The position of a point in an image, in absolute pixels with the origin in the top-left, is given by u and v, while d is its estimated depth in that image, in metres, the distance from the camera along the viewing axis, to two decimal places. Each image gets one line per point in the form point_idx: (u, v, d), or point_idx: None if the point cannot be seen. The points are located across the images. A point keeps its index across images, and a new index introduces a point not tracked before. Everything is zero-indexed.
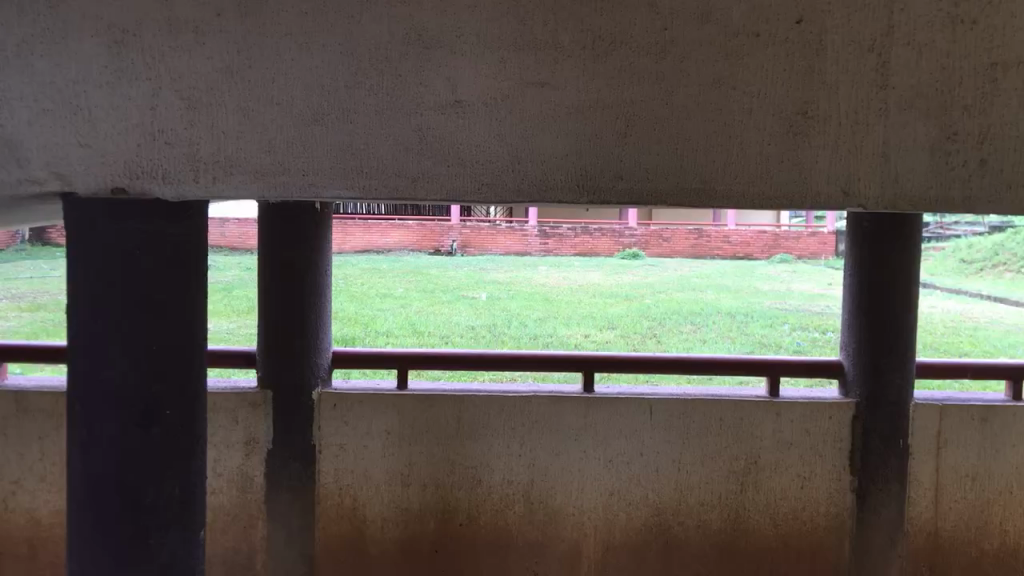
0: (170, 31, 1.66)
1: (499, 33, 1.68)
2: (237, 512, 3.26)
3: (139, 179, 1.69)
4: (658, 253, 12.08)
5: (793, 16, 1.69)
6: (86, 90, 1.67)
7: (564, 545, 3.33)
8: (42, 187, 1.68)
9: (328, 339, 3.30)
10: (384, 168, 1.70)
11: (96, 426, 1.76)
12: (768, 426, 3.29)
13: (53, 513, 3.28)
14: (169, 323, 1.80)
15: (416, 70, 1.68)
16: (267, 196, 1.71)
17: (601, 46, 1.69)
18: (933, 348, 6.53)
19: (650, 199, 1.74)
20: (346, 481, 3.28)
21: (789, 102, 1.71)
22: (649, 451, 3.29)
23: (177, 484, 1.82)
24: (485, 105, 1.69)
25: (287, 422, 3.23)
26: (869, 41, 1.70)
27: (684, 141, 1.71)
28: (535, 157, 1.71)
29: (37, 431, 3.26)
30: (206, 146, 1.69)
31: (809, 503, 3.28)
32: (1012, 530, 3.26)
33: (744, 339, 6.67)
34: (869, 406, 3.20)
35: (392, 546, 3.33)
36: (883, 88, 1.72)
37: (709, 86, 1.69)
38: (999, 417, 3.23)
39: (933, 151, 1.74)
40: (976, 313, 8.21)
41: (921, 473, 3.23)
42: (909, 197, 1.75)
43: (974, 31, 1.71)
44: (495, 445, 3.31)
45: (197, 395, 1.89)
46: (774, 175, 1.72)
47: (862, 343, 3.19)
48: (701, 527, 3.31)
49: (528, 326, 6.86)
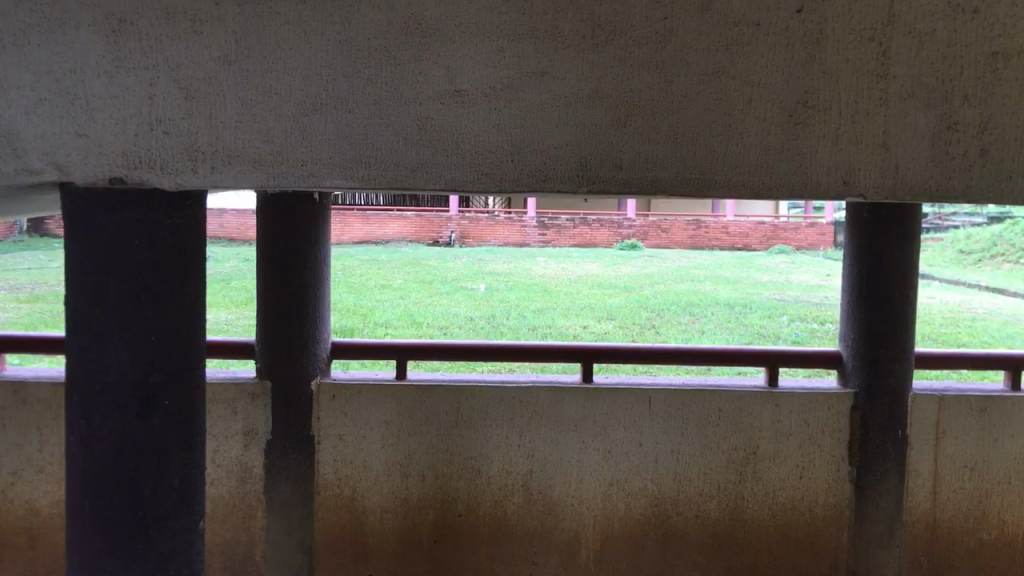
0: (167, 20, 1.65)
1: (498, 23, 1.66)
2: (237, 503, 3.26)
3: (137, 169, 1.68)
4: (658, 244, 12.08)
5: (793, 6, 1.68)
6: (84, 80, 1.66)
7: (563, 536, 3.34)
8: (40, 177, 1.67)
9: (327, 330, 3.30)
10: (384, 158, 1.69)
11: (96, 418, 1.75)
12: (767, 417, 3.30)
13: (52, 504, 3.29)
14: (169, 314, 1.79)
15: (416, 60, 1.67)
16: (267, 185, 1.70)
17: (601, 35, 1.67)
18: (931, 338, 6.56)
19: (650, 188, 1.73)
20: (345, 472, 3.29)
21: (790, 92, 1.70)
22: (648, 442, 3.30)
23: (177, 475, 1.82)
24: (485, 95, 1.68)
25: (286, 413, 3.22)
26: (870, 30, 1.69)
27: (685, 131, 1.70)
28: (535, 148, 1.70)
29: (36, 422, 3.26)
30: (205, 135, 1.68)
31: (809, 493, 3.30)
32: (1009, 519, 3.28)
33: (742, 330, 6.68)
34: (868, 396, 3.20)
35: (392, 537, 3.34)
36: (883, 78, 1.71)
37: (709, 76, 1.69)
38: (997, 407, 3.24)
39: (934, 141, 1.73)
40: (975, 305, 8.21)
41: (918, 463, 3.24)
42: (909, 187, 1.75)
43: (974, 20, 1.71)
44: (494, 436, 3.31)
45: (197, 387, 1.88)
46: (774, 165, 1.72)
47: (861, 334, 3.19)
48: (700, 517, 3.33)
49: (528, 317, 6.87)
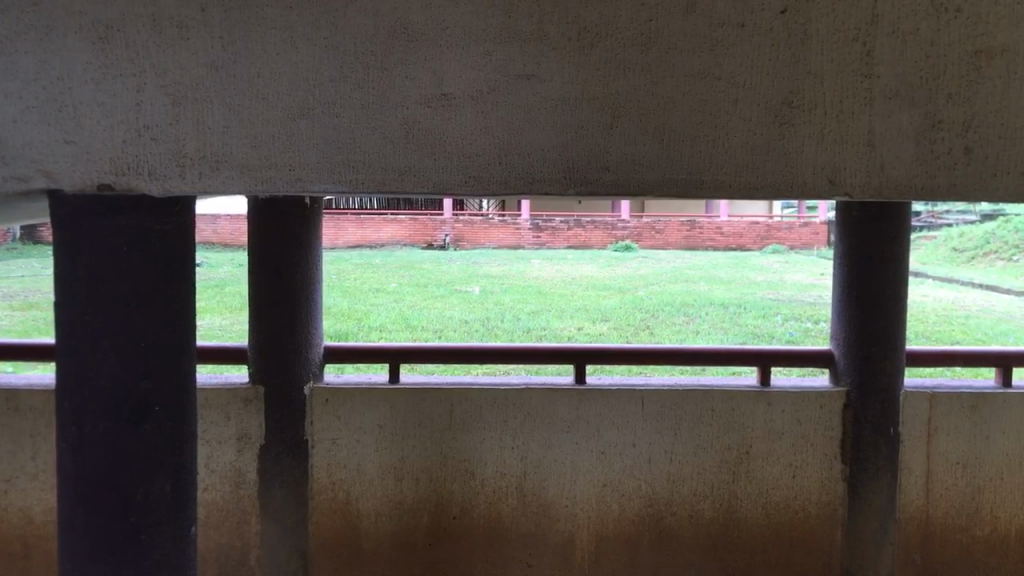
0: (153, 26, 1.66)
1: (484, 26, 1.67)
2: (230, 508, 3.25)
3: (125, 175, 1.69)
4: (652, 245, 12.10)
5: (777, 7, 1.69)
6: (72, 87, 1.66)
7: (558, 537, 3.34)
8: (28, 184, 1.67)
9: (319, 334, 3.30)
10: (373, 161, 1.70)
11: (87, 426, 1.75)
12: (760, 416, 3.31)
13: (46, 511, 3.28)
14: (159, 318, 1.79)
15: (403, 63, 1.68)
16: (255, 191, 1.71)
17: (587, 38, 1.69)
18: (925, 336, 6.61)
19: (636, 189, 1.74)
20: (338, 476, 3.29)
21: (775, 92, 1.71)
22: (641, 442, 3.31)
23: (168, 481, 1.82)
24: (471, 98, 1.69)
25: (279, 418, 3.21)
26: (854, 30, 1.70)
27: (670, 132, 1.71)
28: (521, 150, 1.71)
29: (28, 429, 3.25)
30: (193, 141, 1.69)
31: (802, 492, 3.31)
32: (1003, 516, 3.29)
33: (736, 330, 6.70)
34: (860, 395, 3.21)
35: (387, 540, 3.34)
36: (868, 77, 1.72)
37: (694, 77, 1.70)
38: (989, 404, 3.25)
39: (919, 140, 1.75)
40: (968, 302, 8.27)
41: (911, 461, 3.26)
42: (895, 186, 1.76)
43: (958, 20, 1.72)
44: (488, 438, 3.31)
45: (189, 391, 1.87)
46: (760, 165, 1.73)
47: (851, 332, 3.21)
48: (693, 517, 3.33)
49: (522, 318, 6.90)
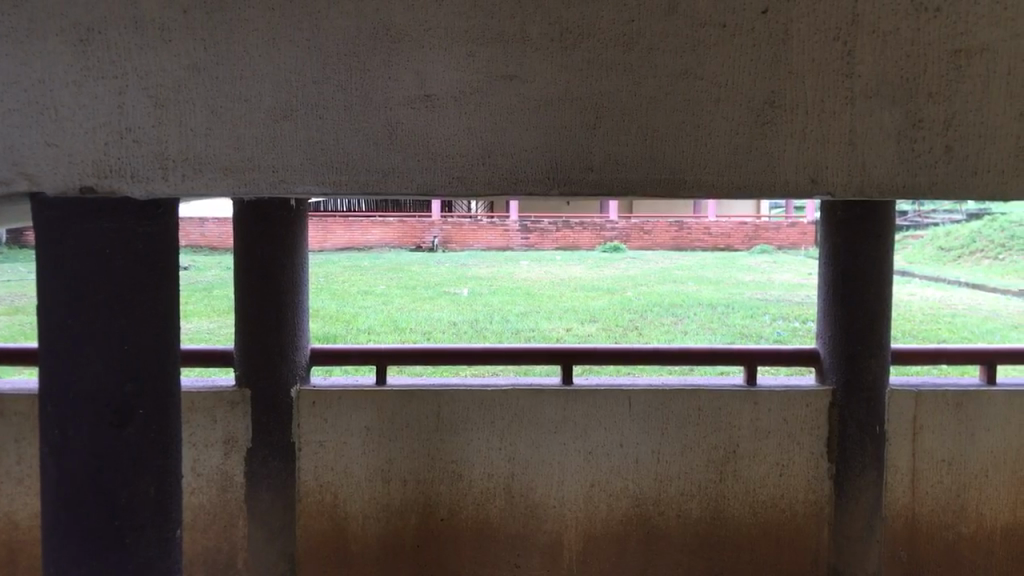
0: (136, 28, 1.65)
1: (466, 27, 1.67)
2: (217, 512, 3.23)
3: (107, 178, 1.67)
4: (642, 245, 12.12)
5: (759, 7, 1.70)
6: (53, 89, 1.64)
7: (546, 537, 3.35)
8: (9, 187, 1.65)
9: (306, 336, 3.28)
10: (356, 162, 1.69)
11: (70, 430, 1.73)
12: (746, 415, 3.32)
13: (30, 516, 3.25)
14: (142, 321, 1.77)
15: (385, 64, 1.67)
16: (238, 192, 1.70)
17: (569, 38, 1.69)
18: (912, 335, 6.63)
19: (620, 190, 1.75)
20: (326, 478, 3.28)
21: (757, 92, 1.72)
22: (629, 442, 3.31)
23: (153, 484, 1.80)
24: (454, 98, 1.69)
25: (265, 421, 3.20)
26: (834, 30, 1.72)
27: (653, 132, 1.72)
28: (505, 151, 1.71)
29: (13, 435, 3.22)
30: (176, 143, 1.68)
31: (789, 490, 3.33)
32: (987, 511, 3.32)
33: (724, 330, 6.72)
34: (846, 393, 3.23)
35: (376, 542, 3.33)
36: (849, 77, 1.74)
37: (676, 77, 1.71)
38: (972, 401, 3.28)
39: (899, 139, 1.76)
40: (954, 301, 8.32)
41: (897, 457, 3.28)
42: (877, 185, 1.78)
43: (937, 19, 1.74)
44: (476, 439, 3.31)
45: (173, 396, 1.86)
46: (742, 164, 1.74)
47: (837, 331, 3.23)
48: (682, 517, 3.34)
49: (511, 319, 6.89)
